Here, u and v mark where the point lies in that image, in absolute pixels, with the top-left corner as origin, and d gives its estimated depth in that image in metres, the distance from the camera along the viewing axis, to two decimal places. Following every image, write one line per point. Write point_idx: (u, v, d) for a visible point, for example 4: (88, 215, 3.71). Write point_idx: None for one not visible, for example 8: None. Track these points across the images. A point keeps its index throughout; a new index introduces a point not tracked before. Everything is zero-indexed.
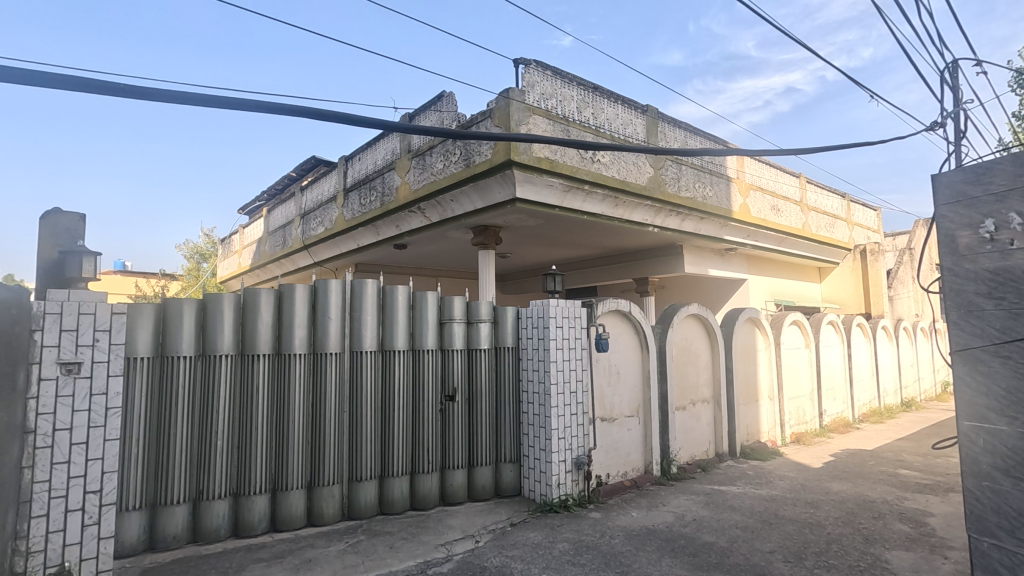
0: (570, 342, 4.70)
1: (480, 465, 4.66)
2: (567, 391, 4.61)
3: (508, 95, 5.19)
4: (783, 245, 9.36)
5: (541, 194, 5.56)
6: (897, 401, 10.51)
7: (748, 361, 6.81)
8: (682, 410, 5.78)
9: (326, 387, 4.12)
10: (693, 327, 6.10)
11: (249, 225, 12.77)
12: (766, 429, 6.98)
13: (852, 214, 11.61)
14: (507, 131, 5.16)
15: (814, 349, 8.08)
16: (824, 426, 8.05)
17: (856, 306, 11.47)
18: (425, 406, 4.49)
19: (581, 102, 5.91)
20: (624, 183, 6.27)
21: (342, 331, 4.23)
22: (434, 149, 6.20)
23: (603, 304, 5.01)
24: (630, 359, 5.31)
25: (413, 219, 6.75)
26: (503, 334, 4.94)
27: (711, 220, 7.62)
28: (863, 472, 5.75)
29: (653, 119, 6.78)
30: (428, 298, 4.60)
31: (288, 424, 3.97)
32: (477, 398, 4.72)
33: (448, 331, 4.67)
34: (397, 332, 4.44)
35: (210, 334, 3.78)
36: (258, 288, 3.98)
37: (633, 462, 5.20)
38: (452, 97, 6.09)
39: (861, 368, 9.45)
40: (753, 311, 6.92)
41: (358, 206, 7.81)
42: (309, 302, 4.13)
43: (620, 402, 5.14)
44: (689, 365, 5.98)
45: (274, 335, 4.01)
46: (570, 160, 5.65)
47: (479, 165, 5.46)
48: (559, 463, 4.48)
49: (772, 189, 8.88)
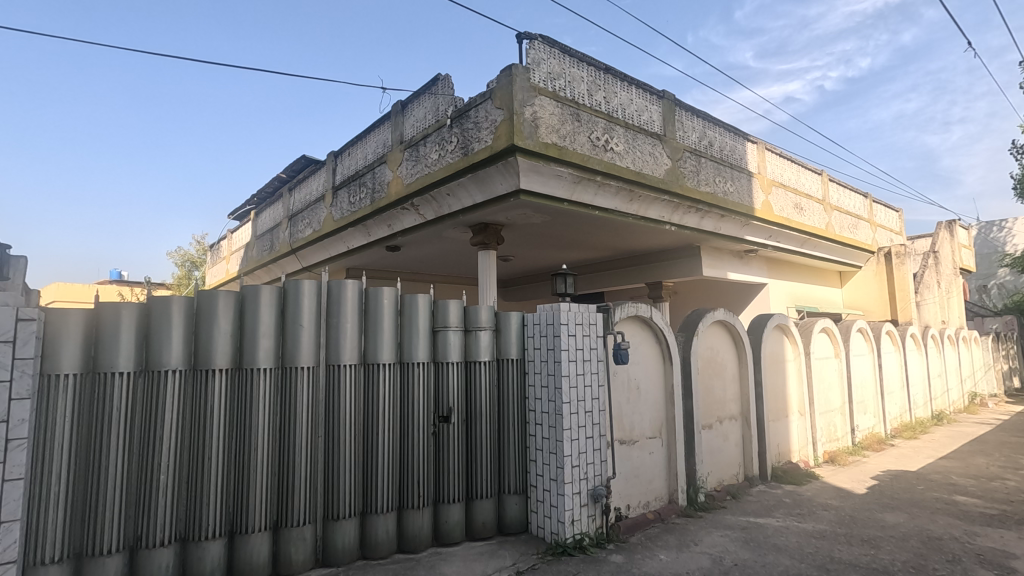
0: (584, 353, 4.05)
1: (480, 497, 4.00)
2: (581, 411, 3.95)
3: (511, 71, 4.60)
4: (806, 247, 8.72)
5: (549, 186, 4.94)
6: (927, 414, 9.81)
7: (777, 373, 6.17)
8: (708, 429, 5.11)
9: (297, 409, 3.47)
10: (719, 335, 5.45)
11: (237, 230, 12.16)
12: (797, 447, 6.30)
13: (874, 215, 10.98)
14: (509, 112, 4.55)
15: (845, 359, 7.42)
16: (858, 443, 7.36)
17: (881, 311, 10.81)
18: (415, 429, 3.84)
19: (592, 84, 5.29)
20: (640, 175, 5.64)
21: (315, 342, 3.58)
22: (429, 138, 5.59)
23: (620, 309, 4.37)
24: (651, 372, 4.66)
25: (406, 217, 6.13)
26: (506, 343, 4.30)
27: (732, 219, 6.98)
28: (915, 499, 5.06)
29: (669, 106, 6.16)
30: (418, 301, 3.94)
31: (248, 453, 3.31)
32: (477, 419, 4.07)
33: (443, 341, 4.02)
34: (383, 343, 3.78)
35: (155, 345, 3.14)
36: (215, 291, 3.35)
37: (656, 491, 4.53)
38: (448, 79, 5.48)
39: (891, 378, 8.77)
40: (782, 317, 6.28)
41: (347, 205, 7.20)
42: (278, 307, 3.50)
43: (640, 421, 4.49)
44: (715, 377, 5.32)
45: (233, 346, 3.36)
46: (580, 147, 5.02)
47: (479, 153, 4.84)
48: (573, 496, 3.81)
49: (794, 186, 8.27)
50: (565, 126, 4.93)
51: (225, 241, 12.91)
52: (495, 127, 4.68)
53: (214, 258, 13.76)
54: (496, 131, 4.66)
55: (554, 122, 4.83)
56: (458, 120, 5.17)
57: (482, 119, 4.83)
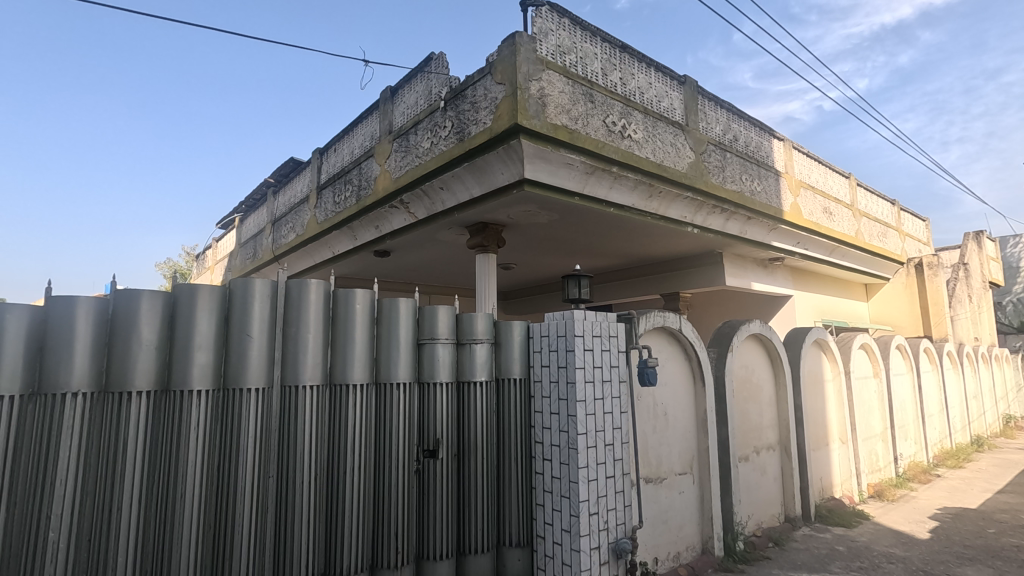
0: (603, 372, 3.31)
1: (473, 551, 3.28)
2: (600, 444, 3.20)
3: (514, 40, 3.94)
4: (835, 256, 8.02)
5: (558, 177, 4.24)
6: (966, 440, 8.98)
7: (817, 395, 5.42)
8: (745, 462, 4.35)
9: (241, 443, 2.72)
10: (754, 351, 4.72)
11: (221, 239, 11.50)
12: (839, 480, 5.52)
13: (902, 223, 10.32)
14: (512, 86, 3.88)
15: (886, 379, 6.65)
16: (902, 474, 6.56)
17: (911, 327, 10.05)
18: (394, 467, 3.10)
19: (607, 63, 4.63)
20: (661, 167, 4.95)
21: (268, 356, 2.83)
22: (420, 126, 4.93)
23: (645, 319, 3.67)
24: (680, 396, 3.93)
25: (394, 216, 5.42)
26: (508, 360, 3.59)
27: (760, 221, 6.28)
28: (992, 548, 4.27)
29: (692, 93, 5.51)
30: (400, 307, 3.22)
31: (175, 504, 2.55)
32: (470, 453, 3.35)
33: (430, 357, 3.29)
34: (354, 360, 3.04)
35: (49, 361, 2.37)
36: (139, 291, 2.60)
37: (687, 539, 3.76)
38: (443, 57, 4.81)
39: (930, 400, 7.98)
40: (820, 332, 5.55)
41: (332, 205, 6.54)
42: (220, 312, 2.75)
43: (669, 455, 3.75)
44: (751, 402, 4.57)
45: (161, 361, 2.61)
46: (594, 132, 4.35)
47: (476, 137, 4.16)
48: (591, 552, 3.04)
49: (822, 189, 7.60)
50: (577, 107, 4.26)
51: (210, 251, 12.23)
52: (495, 106, 4.00)
53: (199, 269, 13.16)
54: (497, 110, 3.98)
55: (564, 101, 4.16)
56: (453, 101, 4.50)
57: (481, 98, 4.16)
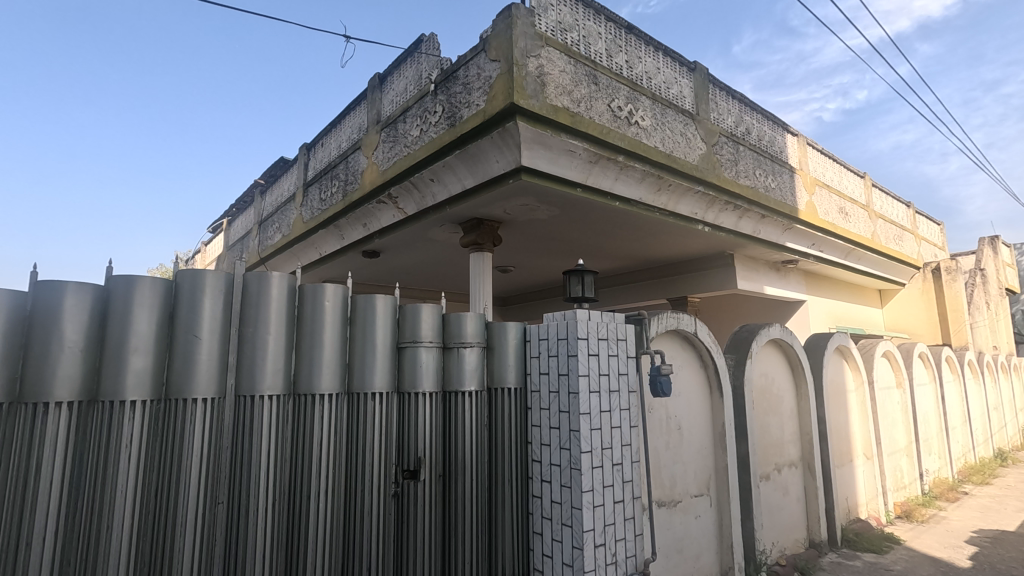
0: (609, 380, 2.89)
1: None
2: (606, 464, 2.77)
3: (510, 13, 3.56)
4: (850, 259, 7.62)
5: (559, 165, 3.85)
6: (988, 454, 8.53)
7: (840, 406, 4.99)
8: (766, 480, 3.92)
9: (185, 465, 2.27)
10: (773, 358, 4.30)
11: (212, 241, 11.14)
12: (865, 499, 5.08)
13: (917, 227, 9.94)
14: (509, 63, 3.49)
15: (909, 390, 6.21)
16: (927, 492, 6.10)
17: (929, 335, 9.63)
18: (367, 492, 2.67)
19: (611, 43, 4.26)
20: (670, 158, 4.57)
21: (221, 360, 2.39)
22: (409, 113, 4.56)
23: (657, 321, 3.26)
24: (695, 407, 3.52)
25: (383, 212, 5.03)
26: (501, 368, 3.19)
27: (774, 220, 5.89)
28: None
29: (702, 81, 5.14)
30: (377, 305, 2.81)
31: (100, 542, 2.07)
32: (457, 473, 2.94)
33: (411, 363, 2.88)
34: (322, 368, 2.62)
35: None
36: (62, 283, 2.14)
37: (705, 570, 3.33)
38: (434, 39, 4.44)
39: (952, 411, 7.54)
40: (842, 338, 5.13)
41: (318, 203, 6.16)
42: (163, 309, 2.31)
43: (683, 475, 3.33)
44: (772, 414, 4.15)
45: (90, 366, 2.14)
46: (598, 117, 3.98)
47: (469, 121, 3.78)
48: None
49: (837, 188, 7.22)
50: (580, 89, 3.88)
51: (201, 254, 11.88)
52: (490, 86, 3.62)
53: None
54: (491, 91, 3.60)
55: (565, 82, 3.78)
56: (443, 84, 4.13)
57: (474, 77, 3.78)
